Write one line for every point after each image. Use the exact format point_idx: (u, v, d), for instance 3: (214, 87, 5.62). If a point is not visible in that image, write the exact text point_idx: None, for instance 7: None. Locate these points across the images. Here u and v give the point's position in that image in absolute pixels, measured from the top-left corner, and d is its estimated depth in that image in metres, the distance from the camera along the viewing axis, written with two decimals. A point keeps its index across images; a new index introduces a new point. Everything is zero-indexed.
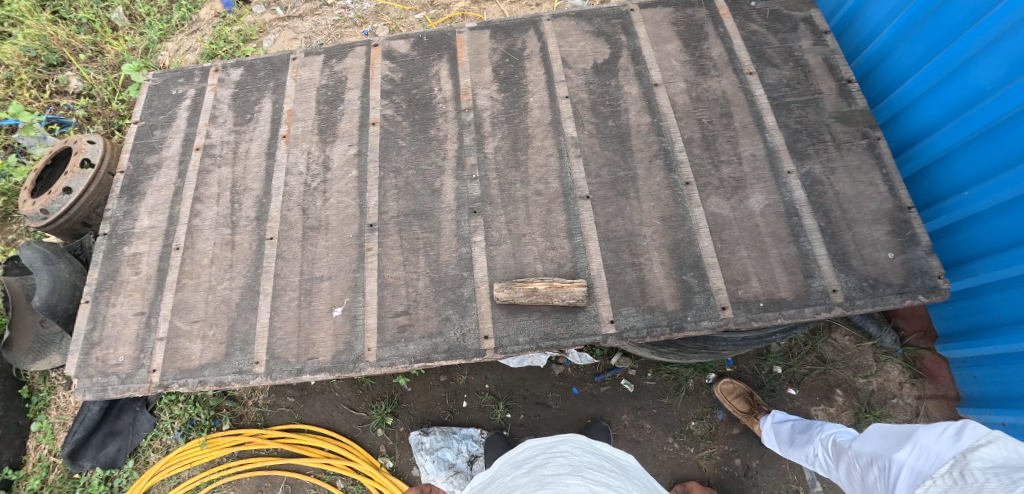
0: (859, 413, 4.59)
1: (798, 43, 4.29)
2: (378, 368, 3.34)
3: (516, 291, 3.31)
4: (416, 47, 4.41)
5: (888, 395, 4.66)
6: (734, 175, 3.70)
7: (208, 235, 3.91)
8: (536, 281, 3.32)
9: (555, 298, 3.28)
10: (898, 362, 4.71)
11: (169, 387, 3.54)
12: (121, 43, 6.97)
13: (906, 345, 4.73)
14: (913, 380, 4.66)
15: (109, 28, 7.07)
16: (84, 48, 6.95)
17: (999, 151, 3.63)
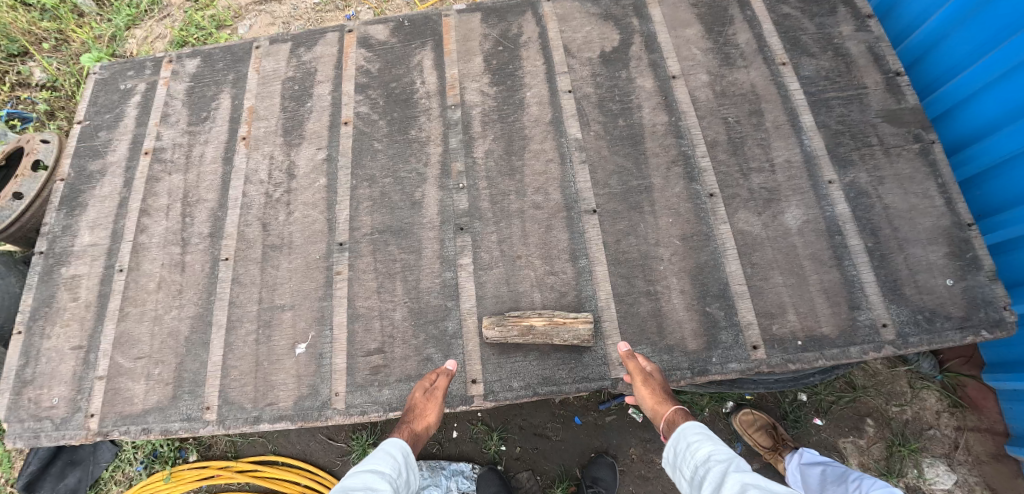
0: (892, 446, 4.12)
1: (837, 29, 3.70)
2: (347, 417, 2.85)
3: (510, 329, 2.79)
4: (396, 33, 3.83)
5: (924, 426, 4.18)
6: (766, 185, 3.15)
7: (155, 255, 3.39)
8: (533, 316, 2.81)
9: (555, 337, 2.77)
10: (936, 389, 4.23)
11: (110, 435, 3.07)
12: (87, 31, 6.35)
13: (944, 370, 4.26)
14: (953, 408, 4.19)
15: (74, 15, 6.45)
16: (47, 37, 6.35)
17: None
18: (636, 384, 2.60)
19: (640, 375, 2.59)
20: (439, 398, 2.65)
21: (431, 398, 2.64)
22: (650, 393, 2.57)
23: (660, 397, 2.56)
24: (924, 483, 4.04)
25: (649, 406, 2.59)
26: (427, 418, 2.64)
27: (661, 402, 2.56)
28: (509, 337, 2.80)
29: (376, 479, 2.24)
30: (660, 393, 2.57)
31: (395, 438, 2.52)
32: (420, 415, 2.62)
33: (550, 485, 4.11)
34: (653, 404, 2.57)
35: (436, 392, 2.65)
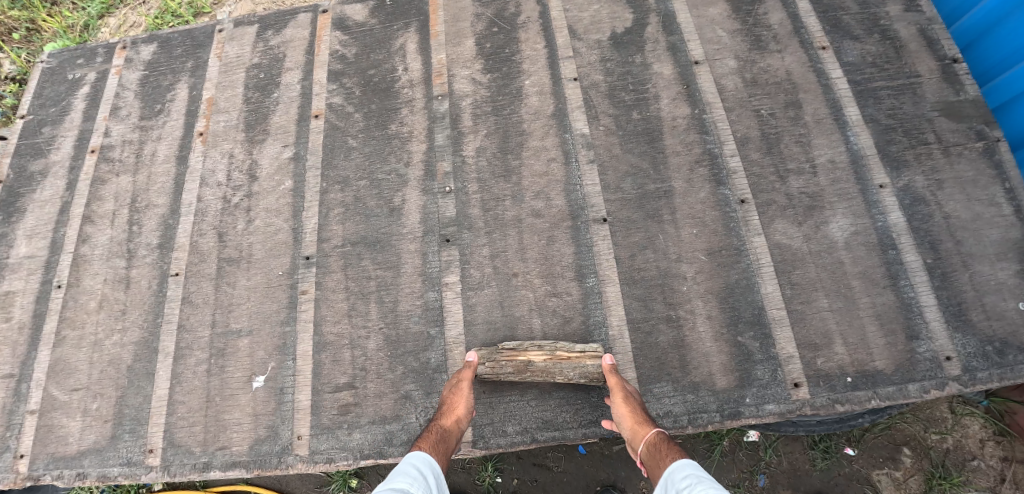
0: (932, 480, 3.67)
1: (883, 8, 3.21)
2: (311, 466, 2.41)
3: (504, 366, 2.33)
4: (376, 14, 3.35)
5: (967, 456, 3.75)
6: (806, 190, 2.67)
7: (97, 269, 2.95)
8: (531, 350, 2.35)
9: (558, 375, 2.33)
10: (980, 415, 3.80)
11: (39, 481, 2.64)
12: (58, 20, 5.91)
13: (992, 395, 3.80)
14: (999, 437, 3.78)
15: (46, 3, 6.03)
16: (17, 26, 5.93)
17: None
18: (616, 399, 2.18)
19: (620, 389, 2.19)
20: (467, 391, 2.26)
21: (460, 388, 2.26)
22: (630, 411, 2.15)
23: (642, 416, 2.14)
24: None
25: (627, 428, 2.15)
26: (456, 412, 2.21)
27: (643, 422, 2.13)
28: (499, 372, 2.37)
29: None
30: (641, 412, 2.15)
31: (419, 449, 2.04)
32: (451, 411, 2.20)
33: None
34: (633, 423, 2.14)
35: (465, 380, 2.28)
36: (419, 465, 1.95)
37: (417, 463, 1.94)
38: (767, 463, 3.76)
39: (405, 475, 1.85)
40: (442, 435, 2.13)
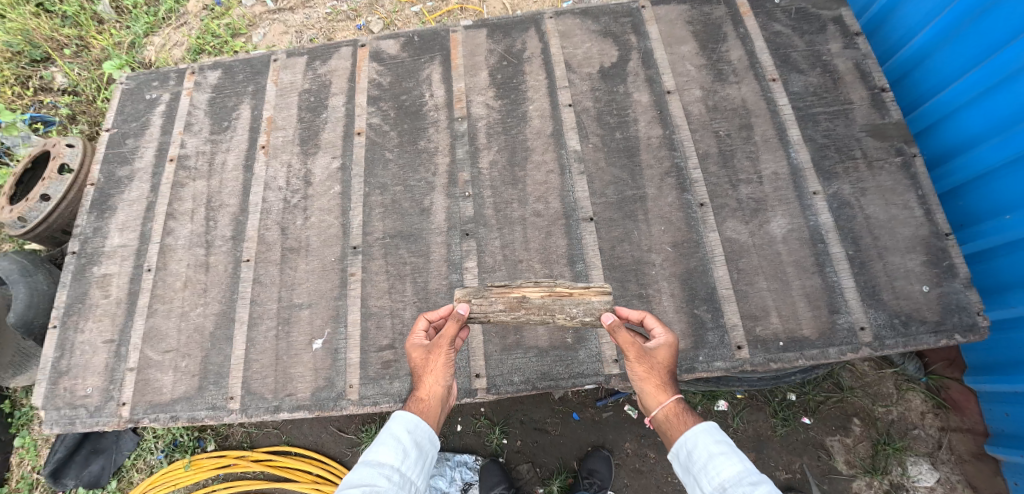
0: (878, 445, 4.19)
1: (827, 46, 3.79)
2: (360, 407, 3.09)
3: (496, 303, 2.68)
4: (406, 48, 4.05)
5: (909, 425, 4.24)
6: (753, 196, 3.35)
7: (181, 256, 3.62)
8: (525, 287, 2.72)
9: (558, 313, 2.69)
10: (920, 390, 4.29)
11: (140, 422, 3.30)
12: (106, 38, 6.48)
13: (930, 372, 4.31)
14: (937, 409, 4.24)
15: (93, 22, 6.58)
16: (67, 43, 6.47)
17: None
18: (641, 364, 2.54)
19: (648, 356, 2.55)
20: (439, 351, 2.61)
21: (435, 350, 2.62)
22: (655, 377, 2.53)
23: (662, 382, 2.52)
24: (907, 481, 4.13)
25: (648, 390, 2.53)
26: (433, 373, 2.61)
27: (663, 388, 2.52)
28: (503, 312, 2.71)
29: (376, 476, 2.27)
30: (664, 377, 2.54)
31: (402, 410, 2.51)
32: (429, 372, 2.60)
33: (549, 477, 4.32)
34: (654, 387, 2.52)
35: (439, 343, 2.61)
36: (399, 425, 2.46)
37: (401, 426, 2.44)
38: (734, 430, 4.38)
39: (391, 440, 2.41)
40: (423, 394, 2.58)
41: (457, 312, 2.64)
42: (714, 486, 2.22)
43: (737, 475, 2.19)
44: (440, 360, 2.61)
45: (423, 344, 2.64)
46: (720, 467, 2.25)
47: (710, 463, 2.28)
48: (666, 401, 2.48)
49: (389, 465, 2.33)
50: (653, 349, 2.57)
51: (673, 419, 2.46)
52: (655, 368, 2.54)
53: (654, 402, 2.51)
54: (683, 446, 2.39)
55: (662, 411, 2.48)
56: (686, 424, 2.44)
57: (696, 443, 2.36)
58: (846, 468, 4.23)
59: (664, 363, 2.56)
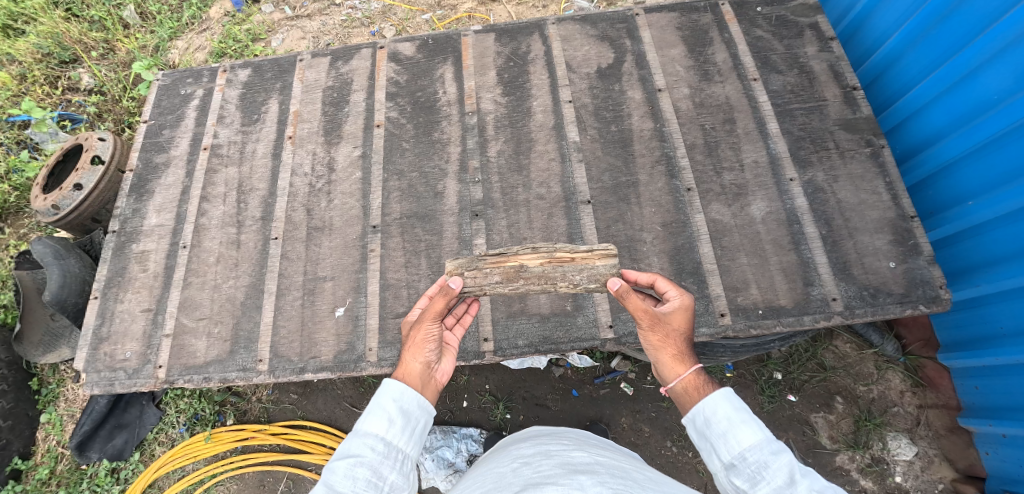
0: (860, 421, 4.45)
1: (803, 49, 4.17)
2: (379, 368, 3.42)
3: (493, 272, 2.90)
4: (421, 50, 4.44)
5: (889, 403, 4.50)
6: (735, 182, 3.71)
7: (214, 234, 3.95)
8: (522, 255, 2.91)
9: (561, 280, 2.91)
10: (899, 370, 4.54)
11: (175, 383, 3.58)
12: (132, 41, 6.84)
13: (907, 353, 4.52)
14: (915, 388, 4.49)
15: (120, 26, 6.95)
16: (95, 46, 6.84)
17: (1019, 155, 3.34)
18: (657, 331, 2.70)
19: (664, 324, 2.71)
20: (423, 327, 2.85)
21: (416, 327, 2.88)
22: (670, 345, 2.68)
23: (678, 351, 2.66)
24: (888, 455, 4.36)
25: (665, 358, 2.67)
26: (414, 348, 2.81)
27: (679, 357, 2.66)
28: (503, 282, 2.93)
29: (363, 445, 2.36)
30: (679, 345, 2.68)
31: (390, 379, 2.62)
32: (410, 348, 2.82)
33: None
34: (670, 356, 2.67)
35: (421, 319, 2.88)
36: (387, 395, 2.54)
37: (388, 396, 2.53)
38: None
39: (378, 410, 2.48)
40: (402, 370, 2.74)
41: (449, 287, 2.81)
42: (734, 454, 2.27)
43: (757, 445, 2.25)
44: (418, 336, 2.84)
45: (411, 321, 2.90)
46: (738, 434, 2.29)
47: (727, 430, 2.32)
48: (683, 368, 2.61)
49: (375, 435, 2.41)
50: (667, 317, 2.73)
51: (691, 388, 2.55)
52: (667, 335, 2.70)
53: (671, 371, 2.64)
54: (699, 412, 2.43)
55: (680, 381, 2.59)
56: (705, 392, 2.49)
57: (713, 409, 2.39)
58: (830, 443, 4.47)
59: (678, 331, 2.72)
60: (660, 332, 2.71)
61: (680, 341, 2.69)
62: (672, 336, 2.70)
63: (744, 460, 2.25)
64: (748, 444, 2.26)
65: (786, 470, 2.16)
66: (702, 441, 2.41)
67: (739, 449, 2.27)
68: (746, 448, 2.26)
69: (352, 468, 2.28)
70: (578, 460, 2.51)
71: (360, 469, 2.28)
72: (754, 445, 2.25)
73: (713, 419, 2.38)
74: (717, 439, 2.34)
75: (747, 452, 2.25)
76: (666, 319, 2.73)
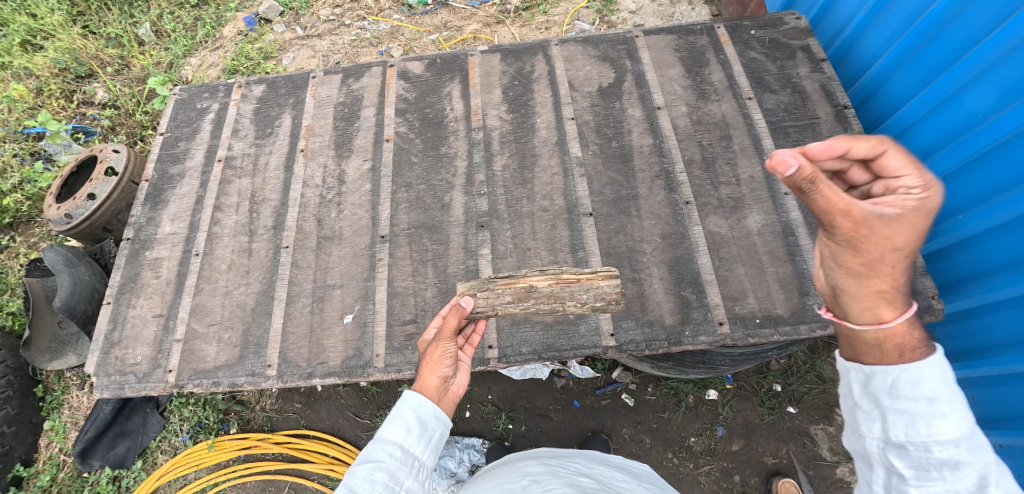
0: None
1: (796, 70, 4.35)
2: (385, 373, 3.50)
3: (503, 292, 3.02)
4: (430, 69, 4.63)
5: None
6: (732, 195, 3.85)
7: (227, 242, 4.07)
8: (530, 276, 3.04)
9: (569, 299, 3.03)
10: None
11: (184, 387, 3.64)
12: (147, 57, 7.07)
13: None
14: None
15: (136, 43, 7.20)
16: (111, 62, 7.06)
17: (1001, 172, 3.46)
18: (852, 252, 2.06)
19: (878, 244, 2.01)
20: (441, 344, 2.91)
21: (433, 344, 2.92)
22: (879, 280, 2.06)
23: (892, 292, 2.04)
24: None
25: (864, 294, 2.08)
26: (433, 365, 2.86)
27: (894, 299, 2.05)
28: (514, 303, 3.04)
29: (382, 452, 2.45)
30: (891, 282, 2.06)
31: (410, 390, 2.70)
32: (426, 364, 2.87)
33: None
34: (874, 298, 2.07)
35: (437, 337, 2.92)
36: (408, 406, 2.60)
37: (408, 406, 2.60)
38: (725, 417, 4.67)
39: (397, 418, 2.56)
40: (419, 383, 2.80)
41: (459, 306, 2.93)
42: (914, 435, 1.95)
43: (958, 440, 1.90)
44: (435, 352, 2.89)
45: (429, 338, 2.94)
46: (937, 418, 1.92)
47: (917, 405, 1.96)
48: (892, 318, 2.05)
49: (394, 442, 2.50)
50: (891, 233, 1.99)
51: (898, 350, 2.05)
52: (877, 255, 2.02)
53: (870, 316, 2.07)
54: (881, 373, 2.05)
55: (880, 332, 2.06)
56: (921, 354, 2.02)
57: (916, 375, 1.97)
58: (830, 455, 4.51)
59: (902, 247, 2.00)
60: (866, 251, 2.03)
61: (899, 262, 2.01)
62: (881, 261, 2.03)
63: (924, 448, 1.94)
64: (946, 438, 1.91)
65: (977, 474, 1.87)
66: (875, 408, 2.05)
67: (926, 436, 1.93)
68: (938, 440, 1.92)
69: (371, 472, 2.37)
70: (587, 485, 2.62)
71: (379, 474, 2.37)
72: (949, 440, 1.91)
73: (913, 385, 1.97)
74: (898, 417, 1.99)
75: (937, 443, 1.92)
76: (885, 235, 2.00)
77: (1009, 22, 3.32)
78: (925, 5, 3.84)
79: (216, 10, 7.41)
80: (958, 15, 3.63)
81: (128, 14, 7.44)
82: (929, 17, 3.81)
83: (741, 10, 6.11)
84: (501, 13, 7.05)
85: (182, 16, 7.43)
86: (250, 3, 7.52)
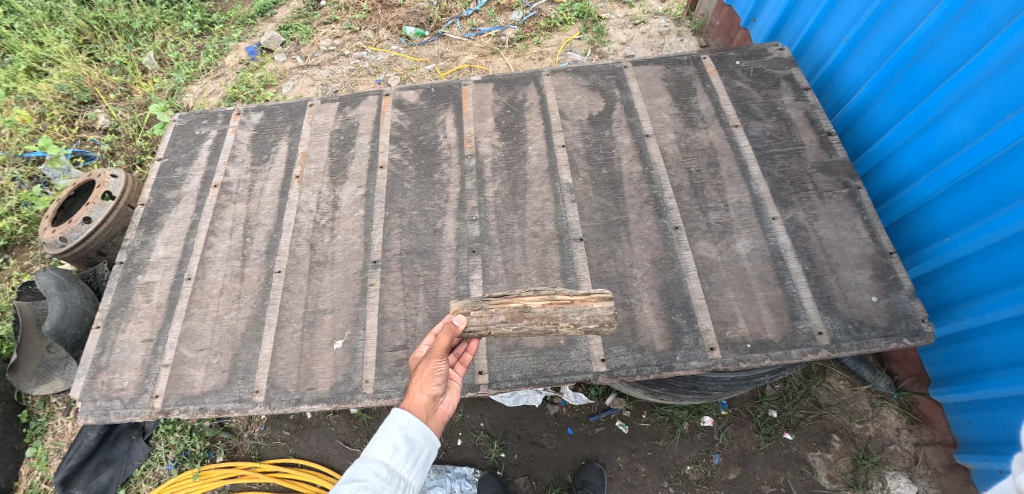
0: (857, 460, 4.44)
1: (780, 99, 4.46)
2: (374, 400, 3.46)
3: (497, 312, 3.05)
4: (424, 98, 4.74)
5: (886, 441, 4.50)
6: (721, 220, 3.90)
7: (219, 267, 4.08)
8: (525, 297, 3.08)
9: (564, 321, 3.03)
10: (894, 407, 4.57)
11: (170, 413, 3.58)
12: (149, 85, 7.22)
13: (900, 389, 4.58)
14: (911, 425, 4.51)
15: (139, 71, 7.36)
16: (114, 88, 7.20)
17: (985, 195, 3.53)
18: None
19: None
20: (433, 362, 2.95)
21: (424, 361, 2.96)
22: None
23: None
24: None
25: None
26: (422, 383, 2.91)
27: None
28: (507, 322, 3.06)
29: (368, 471, 2.65)
30: None
31: (398, 409, 2.84)
32: (416, 380, 2.93)
33: (544, 489, 4.56)
34: None
35: (429, 354, 2.97)
36: (395, 423, 2.78)
37: (395, 425, 2.77)
38: (720, 445, 4.61)
39: (384, 437, 2.75)
40: (408, 400, 2.89)
41: (452, 324, 3.00)
42: None
43: None
44: (425, 370, 2.93)
45: (421, 354, 2.98)
46: None
47: None
48: None
49: (380, 460, 2.69)
50: None
51: None
52: None
53: None
54: None
55: None
56: None
57: None
58: (829, 483, 4.43)
59: None
60: None
61: None
62: None
63: None
64: None
65: None
66: None
67: None
68: None
69: (357, 490, 2.56)
70: None
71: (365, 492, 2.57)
72: None
73: None
74: None
75: None
76: None
77: (984, 51, 3.42)
78: (902, 36, 3.97)
79: (219, 40, 7.62)
80: (934, 45, 3.75)
81: (133, 42, 7.65)
82: (906, 47, 3.92)
83: (728, 42, 6.30)
84: (497, 45, 7.25)
85: (186, 46, 7.63)
86: (252, 34, 7.73)
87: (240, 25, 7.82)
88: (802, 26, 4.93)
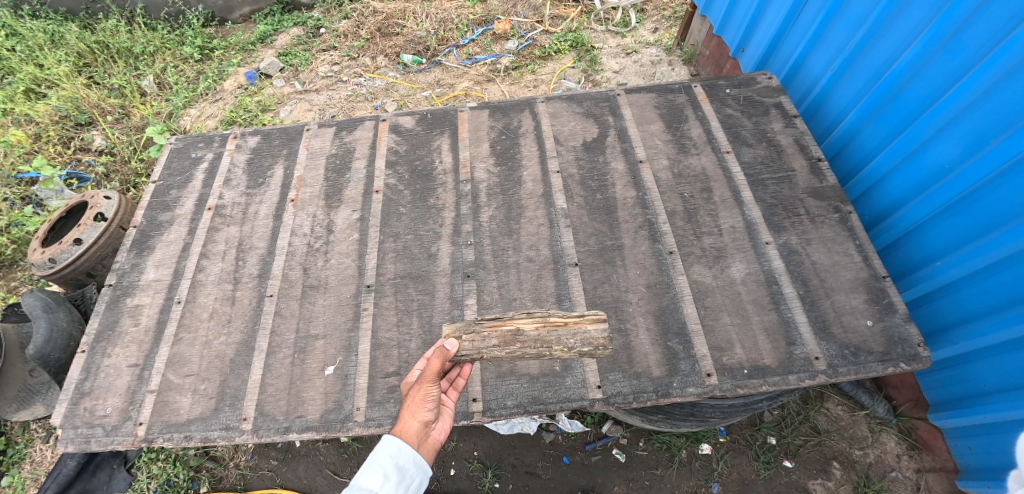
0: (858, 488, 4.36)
1: (770, 125, 4.55)
2: (365, 428, 3.38)
3: (490, 336, 3.01)
4: (421, 123, 4.80)
5: (887, 468, 4.44)
6: (714, 245, 3.92)
7: (210, 290, 4.03)
8: (520, 319, 3.05)
9: (559, 344, 2.99)
10: (893, 433, 4.53)
11: (153, 442, 3.47)
12: (148, 107, 7.26)
13: (899, 415, 4.53)
14: (910, 451, 4.46)
15: (138, 93, 7.40)
16: (112, 110, 7.22)
17: (973, 219, 3.57)
18: None
19: None
20: (427, 385, 2.91)
21: (415, 386, 2.93)
22: None
23: None
24: None
25: None
26: (414, 407, 2.89)
27: None
28: (500, 346, 3.02)
29: None
30: None
31: (389, 435, 2.79)
32: (407, 406, 2.90)
33: None
34: None
35: (421, 379, 2.92)
36: (386, 449, 2.72)
37: (386, 452, 2.71)
38: (720, 473, 4.51)
39: (375, 465, 2.66)
40: (399, 426, 2.87)
41: (443, 348, 2.94)
42: None
43: None
44: (417, 395, 2.90)
45: (416, 377, 2.94)
46: None
47: None
48: None
49: (372, 490, 2.58)
50: None
51: None
52: None
53: None
54: None
55: None
56: None
57: None
58: None
59: None
60: None
61: None
62: None
63: None
64: None
65: None
66: None
67: None
68: None
69: None
70: None
71: None
72: None
73: None
74: None
75: None
76: None
77: (964, 81, 3.51)
78: (886, 66, 4.08)
79: (219, 65, 7.73)
80: (917, 75, 3.85)
81: (134, 66, 7.73)
82: (889, 77, 4.04)
83: (717, 71, 6.45)
84: (492, 72, 7.40)
85: (186, 70, 7.73)
86: (252, 59, 7.85)
87: (240, 51, 7.96)
88: (789, 56, 5.07)
